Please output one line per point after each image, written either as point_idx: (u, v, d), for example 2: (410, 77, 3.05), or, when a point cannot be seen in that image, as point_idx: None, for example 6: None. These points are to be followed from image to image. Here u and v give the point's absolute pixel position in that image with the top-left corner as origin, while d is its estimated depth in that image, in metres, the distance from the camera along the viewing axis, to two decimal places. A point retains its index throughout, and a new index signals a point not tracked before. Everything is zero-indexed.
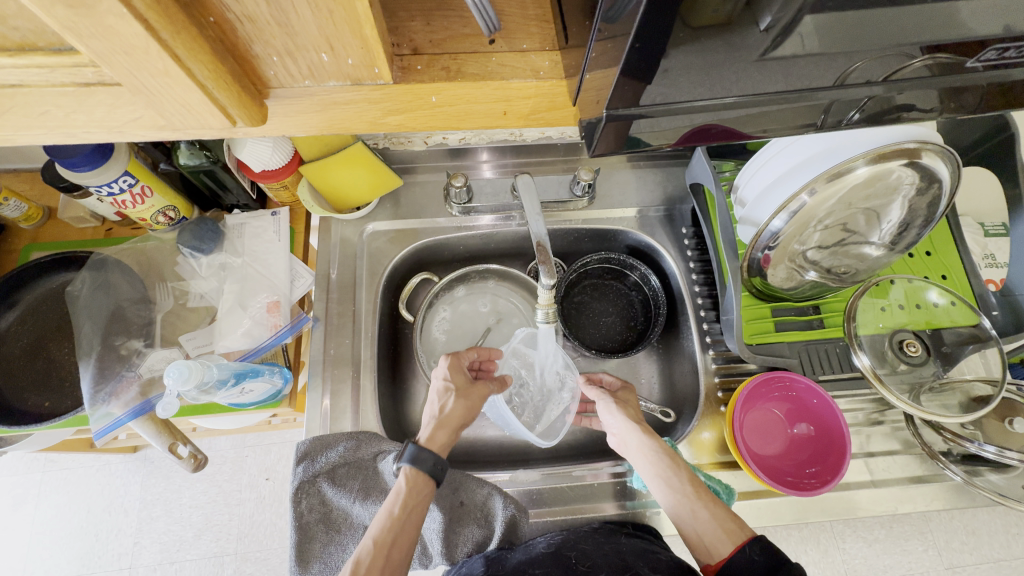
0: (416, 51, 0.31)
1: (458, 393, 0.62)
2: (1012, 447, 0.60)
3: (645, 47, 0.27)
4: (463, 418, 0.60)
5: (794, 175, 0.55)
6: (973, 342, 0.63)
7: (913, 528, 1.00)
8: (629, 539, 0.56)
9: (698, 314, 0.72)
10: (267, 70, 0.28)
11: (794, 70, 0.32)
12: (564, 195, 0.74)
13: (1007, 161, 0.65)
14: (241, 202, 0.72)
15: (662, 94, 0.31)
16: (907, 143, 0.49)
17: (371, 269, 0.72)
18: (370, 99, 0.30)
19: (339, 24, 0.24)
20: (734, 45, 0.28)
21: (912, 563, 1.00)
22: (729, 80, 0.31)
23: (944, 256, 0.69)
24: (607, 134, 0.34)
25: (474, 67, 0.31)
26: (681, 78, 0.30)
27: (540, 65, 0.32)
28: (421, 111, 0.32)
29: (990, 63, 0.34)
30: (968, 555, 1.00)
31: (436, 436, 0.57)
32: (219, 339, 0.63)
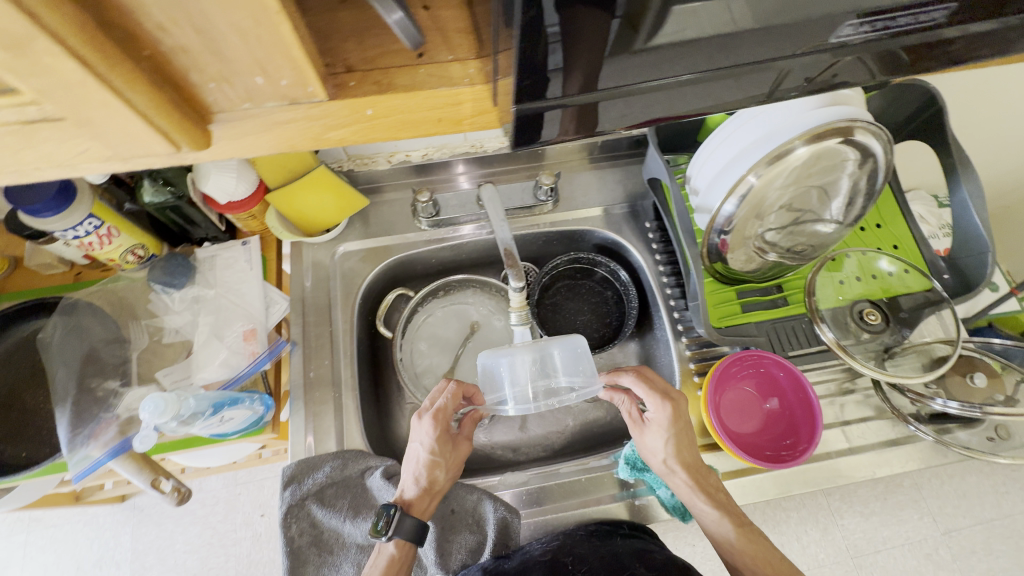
0: (350, 69, 0.32)
1: (446, 468, 0.58)
2: (975, 400, 0.63)
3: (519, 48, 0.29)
4: (448, 481, 0.59)
5: (738, 160, 0.58)
6: (929, 305, 0.67)
7: (908, 497, 1.03)
8: (625, 540, 0.57)
9: (669, 304, 0.73)
10: (207, 96, 0.29)
11: (695, 55, 0.33)
12: (528, 201, 0.77)
13: (938, 133, 0.69)
14: (210, 235, 0.72)
15: (615, 79, 0.34)
16: (839, 122, 0.52)
17: (345, 289, 0.73)
18: (310, 117, 0.32)
19: (266, 47, 0.26)
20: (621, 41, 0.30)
21: (909, 532, 1.03)
22: (643, 69, 0.33)
23: (893, 227, 0.72)
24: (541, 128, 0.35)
25: (405, 78, 0.33)
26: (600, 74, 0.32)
27: (465, 72, 0.33)
28: (353, 123, 0.33)
29: (850, 39, 0.35)
30: (961, 518, 1.04)
31: (423, 505, 0.57)
32: (197, 372, 0.63)
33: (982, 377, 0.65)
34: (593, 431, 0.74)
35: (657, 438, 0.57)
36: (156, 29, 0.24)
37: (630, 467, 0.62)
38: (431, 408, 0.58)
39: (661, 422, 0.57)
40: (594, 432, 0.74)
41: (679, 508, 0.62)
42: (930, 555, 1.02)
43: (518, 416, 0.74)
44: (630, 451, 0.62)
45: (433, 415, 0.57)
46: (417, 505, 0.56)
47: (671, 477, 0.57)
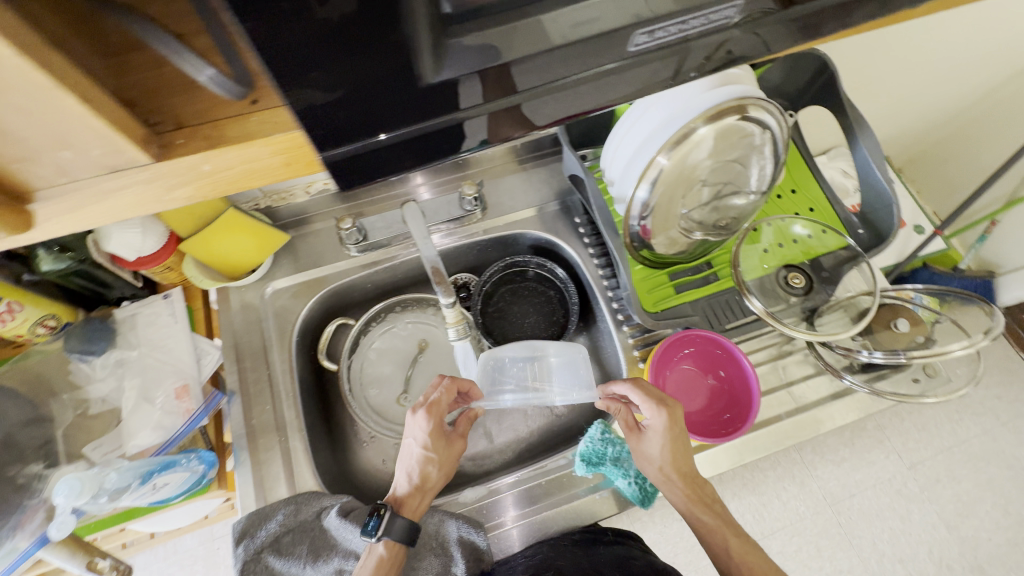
0: (180, 125, 0.30)
1: (442, 463, 0.60)
2: (900, 346, 0.66)
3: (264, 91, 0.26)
4: (442, 480, 0.60)
5: (643, 149, 0.59)
6: (848, 261, 0.69)
7: (873, 439, 1.08)
8: (608, 548, 0.57)
9: (607, 296, 0.74)
10: (28, 173, 0.27)
11: (600, 50, 0.33)
12: (456, 213, 0.77)
13: (833, 97, 0.72)
14: (127, 294, 0.69)
15: (528, 82, 0.33)
16: (728, 102, 0.53)
17: (280, 328, 0.71)
18: (144, 180, 0.30)
19: (67, 118, 0.24)
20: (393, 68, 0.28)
21: (880, 473, 1.07)
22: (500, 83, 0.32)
23: (807, 190, 0.75)
24: (411, 152, 0.34)
25: (235, 129, 0.30)
26: (448, 98, 0.31)
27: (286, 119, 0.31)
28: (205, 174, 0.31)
29: (645, 47, 0.34)
30: (923, 450, 1.09)
31: (417, 505, 0.58)
32: (129, 440, 0.60)
33: (903, 322, 0.69)
34: (551, 431, 0.75)
35: (655, 445, 0.56)
36: None
37: (586, 464, 0.62)
38: (426, 403, 0.59)
39: (659, 427, 0.56)
40: (554, 432, 0.75)
41: (638, 495, 0.61)
42: (901, 491, 1.06)
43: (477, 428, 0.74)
44: (584, 448, 0.62)
45: (427, 409, 0.59)
46: (411, 505, 0.57)
47: (667, 484, 0.56)
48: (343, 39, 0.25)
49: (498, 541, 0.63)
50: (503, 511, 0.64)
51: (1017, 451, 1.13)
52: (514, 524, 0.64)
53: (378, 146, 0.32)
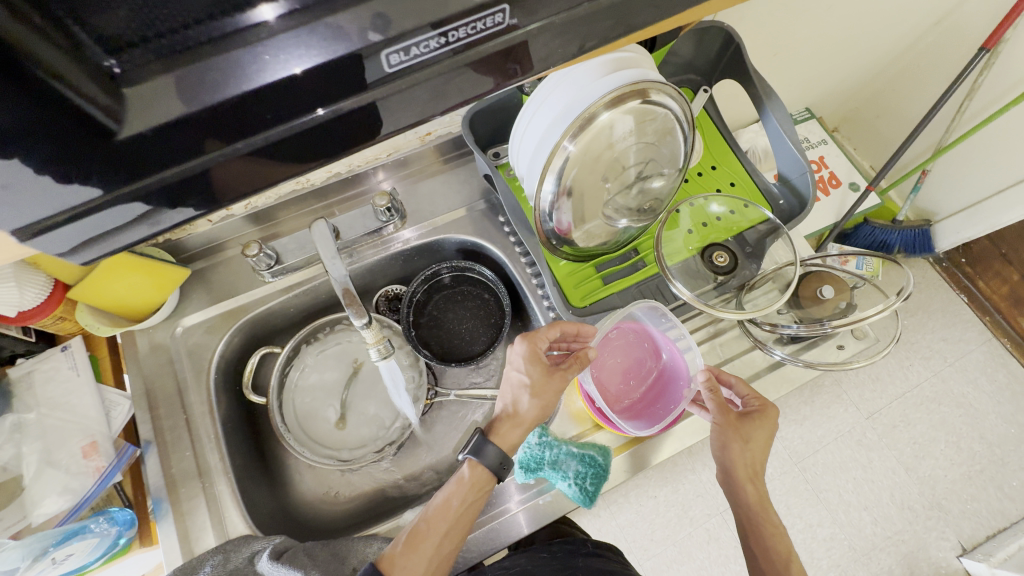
0: None
1: (534, 393, 0.60)
2: (825, 315, 0.67)
3: (42, 160, 0.26)
4: (535, 417, 0.60)
5: (545, 143, 0.57)
6: (769, 234, 0.69)
7: (831, 395, 1.11)
8: (586, 560, 0.58)
9: (537, 293, 0.73)
10: None
11: (429, 42, 0.29)
12: (372, 225, 0.71)
13: (743, 67, 0.71)
14: (19, 350, 0.63)
15: (388, 67, 0.29)
16: (620, 88, 0.51)
17: (195, 367, 0.66)
18: None
19: None
20: (205, 87, 0.27)
21: (839, 426, 1.10)
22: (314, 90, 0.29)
23: (728, 165, 0.75)
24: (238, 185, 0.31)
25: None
26: (306, 90, 0.29)
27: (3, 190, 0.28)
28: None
29: (456, 47, 0.30)
30: (878, 399, 1.13)
31: (508, 436, 0.59)
32: (33, 509, 0.56)
33: (829, 289, 0.68)
34: None
35: (758, 435, 0.58)
36: None
37: (524, 471, 0.61)
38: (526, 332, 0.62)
39: (763, 418, 0.59)
40: None
41: (581, 496, 0.60)
42: (861, 441, 1.09)
43: (421, 441, 0.73)
44: (521, 455, 0.61)
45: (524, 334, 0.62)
46: (500, 431, 0.59)
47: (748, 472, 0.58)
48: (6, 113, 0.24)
49: (502, 528, 0.61)
50: (507, 498, 0.62)
51: (965, 388, 1.17)
52: (519, 508, 0.62)
53: (268, 150, 0.30)
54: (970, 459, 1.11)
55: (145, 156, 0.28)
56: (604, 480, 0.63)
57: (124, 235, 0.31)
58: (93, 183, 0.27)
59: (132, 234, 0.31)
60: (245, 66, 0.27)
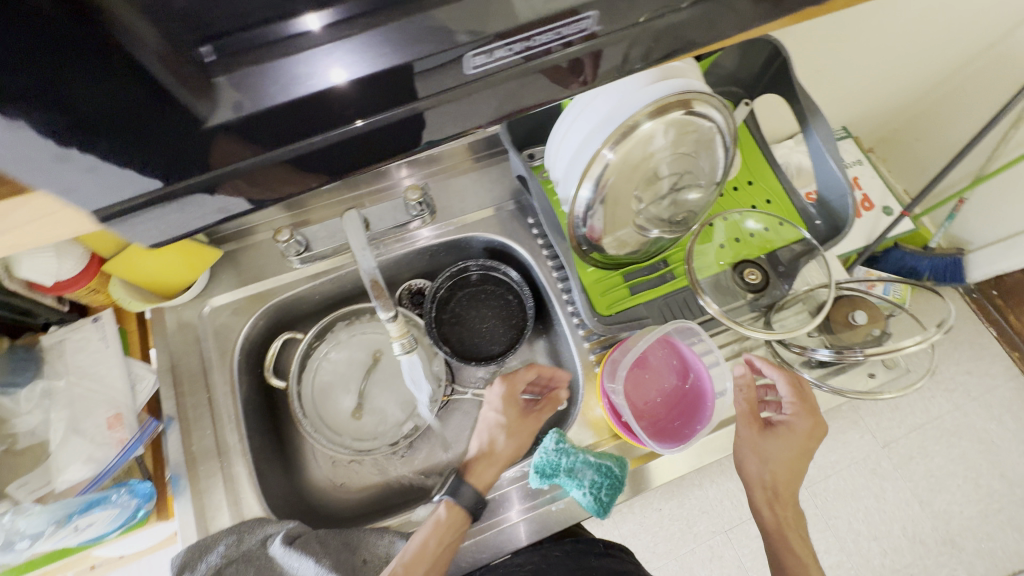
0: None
1: (507, 432, 0.64)
2: (856, 341, 0.65)
3: (129, 136, 0.26)
4: (508, 455, 0.63)
5: (584, 148, 0.56)
6: (804, 255, 0.68)
7: (848, 420, 1.08)
8: (600, 561, 0.60)
9: (561, 298, 0.72)
10: None
11: (499, 48, 0.30)
12: (402, 218, 0.72)
13: (788, 83, 0.69)
14: (54, 319, 0.65)
15: (439, 80, 0.30)
16: (667, 96, 0.51)
17: (220, 347, 0.67)
18: None
19: None
20: (296, 76, 0.28)
21: (853, 452, 1.07)
22: (384, 86, 0.29)
23: (764, 181, 0.73)
24: (281, 179, 0.31)
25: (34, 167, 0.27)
26: (387, 87, 0.29)
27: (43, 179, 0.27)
28: (24, 211, 0.28)
29: (517, 57, 0.30)
30: (896, 428, 1.10)
31: (483, 472, 0.61)
32: (57, 476, 0.57)
33: (861, 315, 0.67)
34: None
35: (778, 449, 0.59)
36: None
37: (540, 476, 0.61)
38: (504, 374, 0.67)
39: (792, 427, 0.60)
40: None
41: (594, 506, 0.60)
42: (875, 470, 1.07)
43: (434, 437, 0.73)
44: (538, 460, 0.60)
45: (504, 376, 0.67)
46: (477, 470, 0.61)
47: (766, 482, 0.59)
48: (119, 88, 0.24)
49: (501, 536, 0.62)
50: (508, 506, 0.63)
51: (988, 424, 1.13)
52: (520, 518, 0.63)
53: (337, 142, 0.31)
54: (989, 496, 1.08)
55: (190, 155, 0.28)
56: (619, 490, 0.62)
57: (143, 219, 0.30)
58: (179, 163, 0.28)
59: (188, 215, 0.31)
60: (343, 56, 0.28)
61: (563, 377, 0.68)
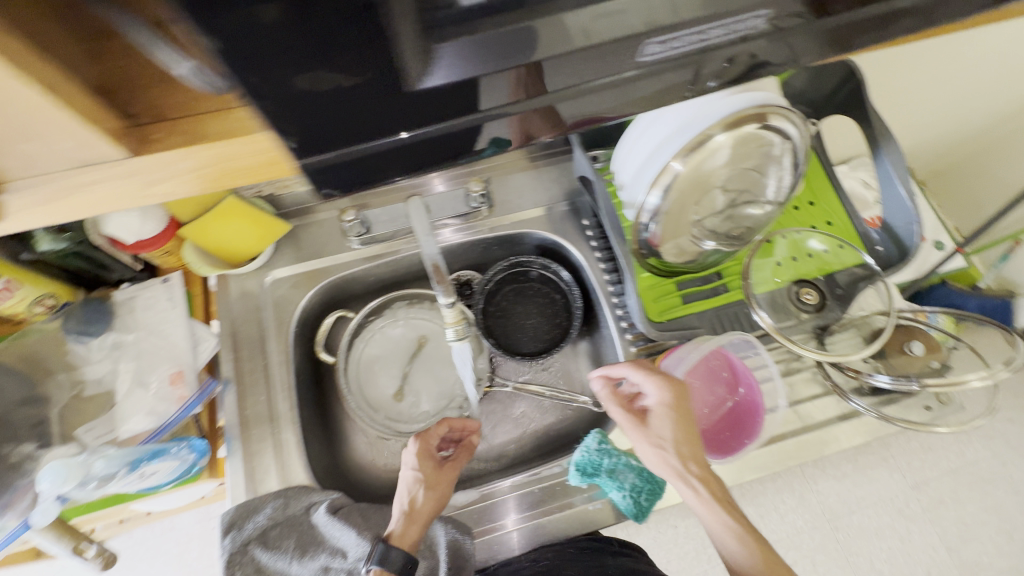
0: (156, 117, 0.31)
1: (427, 484, 0.60)
2: (913, 371, 0.64)
3: (363, 95, 0.28)
4: (433, 510, 0.58)
5: (656, 154, 0.57)
6: (863, 279, 0.67)
7: (877, 457, 1.04)
8: (615, 558, 0.61)
9: (611, 302, 0.72)
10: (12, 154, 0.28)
11: (600, 61, 0.32)
12: (461, 209, 0.76)
13: (860, 107, 0.69)
14: (127, 276, 0.68)
15: (528, 88, 0.32)
16: (750, 109, 0.51)
17: (278, 318, 0.69)
18: (125, 174, 0.31)
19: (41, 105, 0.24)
20: (509, 55, 0.30)
21: (880, 491, 1.03)
22: (550, 75, 0.32)
23: (826, 202, 0.73)
24: (414, 152, 0.34)
25: (212, 127, 0.31)
26: (565, 71, 0.32)
27: (238, 120, 0.31)
28: (218, 150, 0.32)
29: (620, 68, 0.33)
30: (926, 470, 1.05)
31: (407, 532, 0.56)
32: (122, 424, 0.60)
33: (919, 345, 0.66)
34: (552, 435, 0.74)
35: (665, 429, 0.54)
36: None
37: (581, 474, 0.61)
38: (418, 432, 0.63)
39: (660, 405, 0.55)
40: (548, 438, 0.74)
41: (632, 509, 0.60)
42: (902, 511, 1.02)
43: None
44: (579, 458, 0.61)
45: (418, 434, 0.63)
46: (397, 533, 0.55)
47: (675, 471, 0.53)
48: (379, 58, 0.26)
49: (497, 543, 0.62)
50: (505, 514, 0.64)
51: None
52: (516, 527, 0.63)
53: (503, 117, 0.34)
54: None
55: (394, 117, 0.30)
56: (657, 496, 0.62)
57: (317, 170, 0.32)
58: (384, 123, 0.30)
59: (357, 172, 0.34)
60: (550, 43, 0.30)
61: (474, 425, 0.67)
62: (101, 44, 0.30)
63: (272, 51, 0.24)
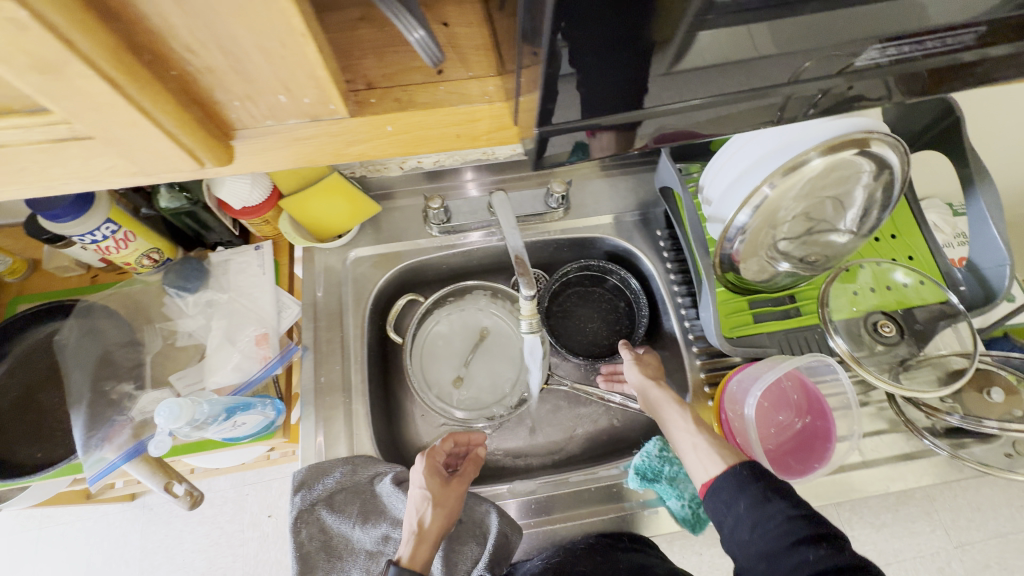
0: (370, 85, 0.34)
1: (436, 502, 0.57)
2: (992, 416, 0.62)
3: (597, 80, 0.30)
4: (443, 529, 0.56)
5: (751, 171, 0.57)
6: (944, 317, 0.66)
7: (919, 510, 0.86)
8: (626, 554, 0.57)
9: (679, 313, 0.74)
10: (231, 113, 0.32)
11: (742, 76, 0.34)
12: (540, 208, 0.77)
13: (955, 144, 0.67)
14: (224, 239, 0.73)
15: (670, 99, 0.34)
16: (855, 133, 0.51)
17: (357, 294, 0.73)
18: (330, 132, 0.34)
19: (291, 69, 0.28)
20: (724, 54, 0.32)
21: (920, 545, 0.87)
22: (724, 79, 0.34)
23: (909, 237, 0.72)
24: (563, 144, 0.36)
25: (424, 96, 0.34)
26: (752, 74, 0.34)
27: (485, 90, 0.34)
28: (430, 124, 0.34)
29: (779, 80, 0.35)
30: (975, 532, 0.87)
31: (417, 553, 0.53)
32: (210, 376, 0.64)
33: (999, 392, 0.64)
34: (604, 438, 0.75)
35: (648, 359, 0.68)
36: (185, 52, 0.26)
37: (640, 478, 0.62)
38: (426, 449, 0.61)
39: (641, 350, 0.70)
40: (600, 442, 0.75)
41: (689, 519, 0.61)
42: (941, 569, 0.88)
43: (524, 421, 0.75)
44: (640, 462, 0.62)
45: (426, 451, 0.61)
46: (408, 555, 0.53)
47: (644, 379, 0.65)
48: (631, 49, 0.28)
49: None
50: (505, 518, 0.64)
51: None
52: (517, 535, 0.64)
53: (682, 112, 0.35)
54: None
55: (606, 103, 0.33)
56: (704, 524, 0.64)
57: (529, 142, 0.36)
58: (595, 108, 0.33)
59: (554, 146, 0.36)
60: (758, 48, 0.32)
61: (479, 438, 0.66)
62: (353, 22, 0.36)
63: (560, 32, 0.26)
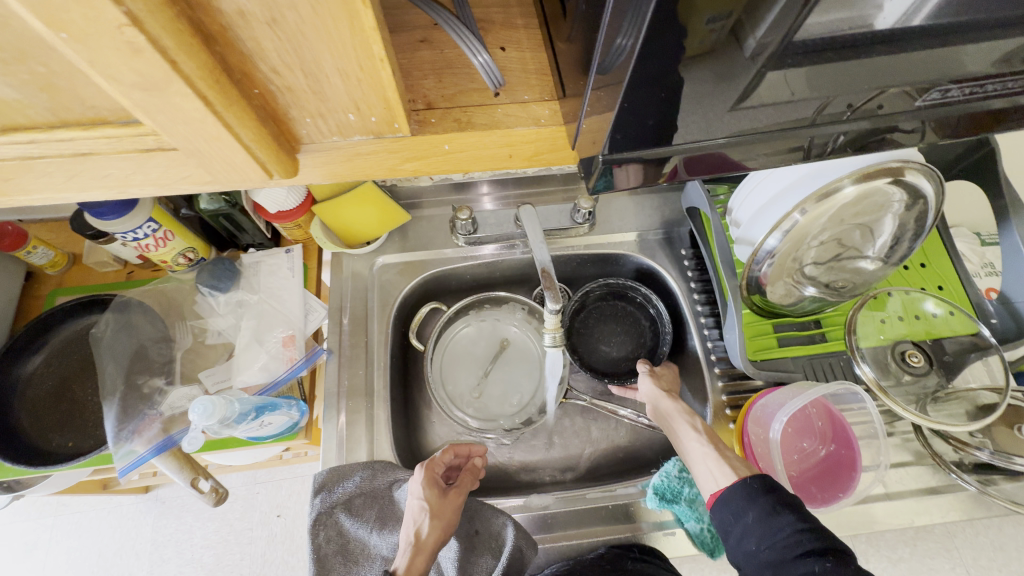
0: (430, 105, 0.36)
1: (433, 514, 0.58)
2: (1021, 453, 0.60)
3: (652, 112, 0.31)
4: (440, 541, 0.57)
5: (782, 197, 0.57)
6: (975, 350, 0.65)
7: (938, 545, 0.83)
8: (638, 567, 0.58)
9: (702, 333, 0.74)
10: (300, 130, 0.33)
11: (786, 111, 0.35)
12: (565, 223, 0.76)
13: (989, 175, 0.67)
14: (256, 242, 0.74)
15: (717, 131, 0.34)
16: (889, 163, 0.51)
17: (382, 300, 0.74)
18: (389, 148, 0.35)
19: (365, 89, 0.30)
20: (775, 94, 0.32)
21: None
22: (765, 115, 0.34)
23: (938, 266, 0.71)
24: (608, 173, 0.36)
25: (482, 117, 0.36)
26: (792, 112, 0.34)
27: (541, 114, 0.36)
28: (488, 138, 0.36)
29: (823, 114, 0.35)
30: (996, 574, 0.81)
31: (413, 563, 0.55)
32: (237, 375, 0.66)
33: None
34: (621, 456, 0.74)
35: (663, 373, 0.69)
36: (271, 73, 0.28)
37: (658, 498, 0.62)
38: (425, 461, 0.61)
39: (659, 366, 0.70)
40: (617, 460, 0.74)
41: (709, 543, 0.61)
42: None
43: (541, 434, 0.75)
44: (659, 482, 0.62)
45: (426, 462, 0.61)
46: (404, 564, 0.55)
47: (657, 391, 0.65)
48: (684, 80, 0.29)
49: None
50: None
51: None
52: None
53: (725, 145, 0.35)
54: None
55: (658, 132, 0.33)
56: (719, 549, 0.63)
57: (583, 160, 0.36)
58: (645, 138, 0.33)
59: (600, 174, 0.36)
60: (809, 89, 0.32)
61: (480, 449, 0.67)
62: (419, 44, 0.39)
63: (619, 63, 0.27)
